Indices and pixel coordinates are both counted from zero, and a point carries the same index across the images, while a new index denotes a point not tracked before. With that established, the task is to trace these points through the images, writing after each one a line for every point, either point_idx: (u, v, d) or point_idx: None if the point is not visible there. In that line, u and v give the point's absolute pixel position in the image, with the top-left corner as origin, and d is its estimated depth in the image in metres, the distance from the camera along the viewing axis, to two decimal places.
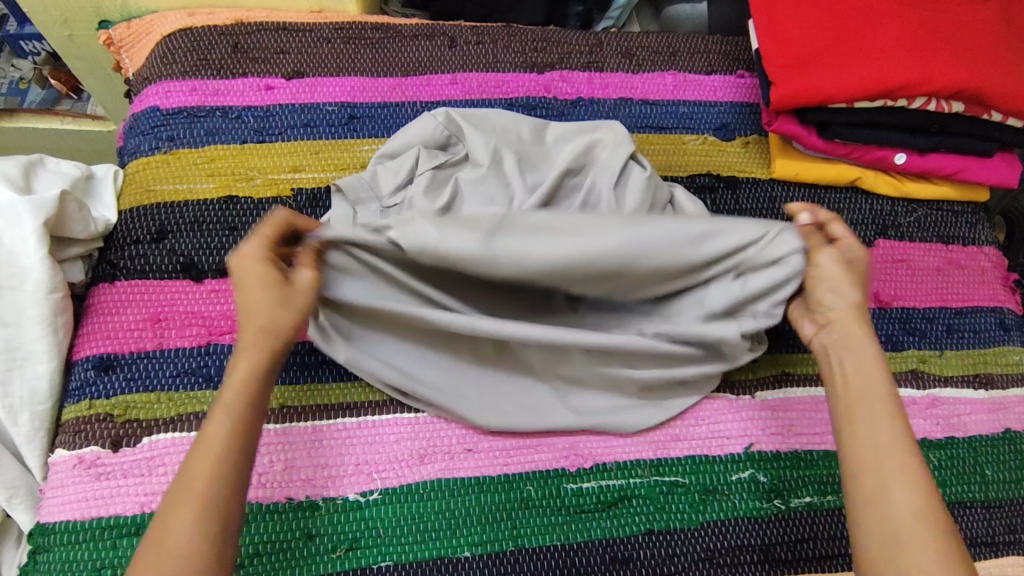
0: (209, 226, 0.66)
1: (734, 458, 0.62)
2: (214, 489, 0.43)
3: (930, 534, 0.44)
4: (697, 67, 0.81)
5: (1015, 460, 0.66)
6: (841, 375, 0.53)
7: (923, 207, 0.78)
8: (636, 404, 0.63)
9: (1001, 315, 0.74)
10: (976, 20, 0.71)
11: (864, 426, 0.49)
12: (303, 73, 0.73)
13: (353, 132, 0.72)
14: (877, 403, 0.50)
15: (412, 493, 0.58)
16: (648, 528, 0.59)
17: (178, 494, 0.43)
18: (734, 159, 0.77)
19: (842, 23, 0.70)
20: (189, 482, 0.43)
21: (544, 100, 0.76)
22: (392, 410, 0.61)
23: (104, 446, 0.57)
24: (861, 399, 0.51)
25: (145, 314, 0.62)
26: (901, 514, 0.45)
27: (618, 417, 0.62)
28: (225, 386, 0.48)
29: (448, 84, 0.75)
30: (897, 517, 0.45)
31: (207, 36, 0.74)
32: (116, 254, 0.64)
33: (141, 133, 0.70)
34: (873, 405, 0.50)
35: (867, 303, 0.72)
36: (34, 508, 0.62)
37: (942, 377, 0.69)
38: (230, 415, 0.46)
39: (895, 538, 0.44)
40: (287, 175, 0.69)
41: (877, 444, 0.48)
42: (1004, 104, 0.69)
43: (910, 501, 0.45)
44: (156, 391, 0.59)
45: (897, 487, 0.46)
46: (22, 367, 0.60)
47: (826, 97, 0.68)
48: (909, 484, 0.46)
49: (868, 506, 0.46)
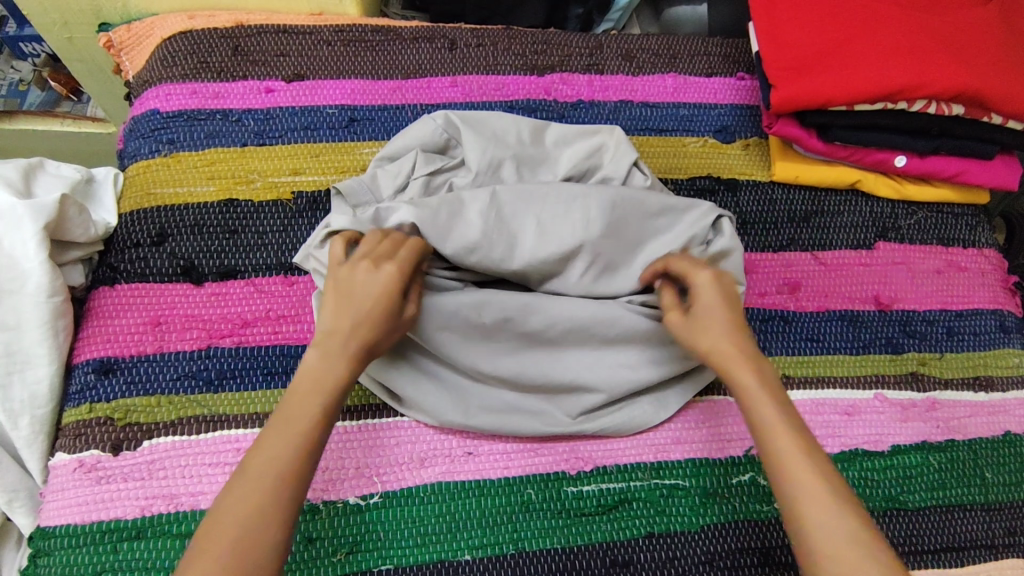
0: (209, 229, 0.66)
1: (735, 462, 0.62)
2: (294, 479, 0.46)
3: (867, 555, 0.42)
4: (697, 70, 0.81)
5: (1016, 463, 0.66)
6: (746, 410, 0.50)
7: (923, 210, 0.78)
8: (632, 401, 0.63)
9: (1001, 318, 0.74)
10: (977, 23, 0.71)
11: (782, 459, 0.47)
12: (303, 76, 0.73)
13: (353, 134, 0.72)
14: (783, 432, 0.48)
15: (412, 496, 0.58)
16: (649, 531, 0.59)
17: (250, 480, 0.45)
18: (734, 161, 0.77)
19: (842, 26, 0.70)
20: (266, 472, 0.45)
21: (544, 103, 0.76)
22: (392, 413, 0.61)
23: (105, 449, 0.57)
24: (768, 435, 0.48)
25: (146, 318, 0.62)
26: (835, 541, 0.43)
27: (615, 415, 0.62)
28: (314, 374, 0.50)
29: (448, 87, 0.75)
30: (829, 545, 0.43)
31: (207, 39, 0.74)
32: (116, 257, 0.64)
33: (141, 136, 0.70)
34: (779, 440, 0.48)
35: (867, 305, 0.72)
36: (35, 511, 0.62)
37: (941, 380, 0.69)
38: (319, 406, 0.48)
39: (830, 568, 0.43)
40: (287, 178, 0.69)
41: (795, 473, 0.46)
42: (1005, 107, 0.69)
43: (837, 530, 0.43)
44: (157, 395, 0.59)
45: (824, 515, 0.44)
46: (22, 370, 0.60)
47: (826, 99, 0.68)
48: (834, 508, 0.44)
49: (805, 544, 0.44)
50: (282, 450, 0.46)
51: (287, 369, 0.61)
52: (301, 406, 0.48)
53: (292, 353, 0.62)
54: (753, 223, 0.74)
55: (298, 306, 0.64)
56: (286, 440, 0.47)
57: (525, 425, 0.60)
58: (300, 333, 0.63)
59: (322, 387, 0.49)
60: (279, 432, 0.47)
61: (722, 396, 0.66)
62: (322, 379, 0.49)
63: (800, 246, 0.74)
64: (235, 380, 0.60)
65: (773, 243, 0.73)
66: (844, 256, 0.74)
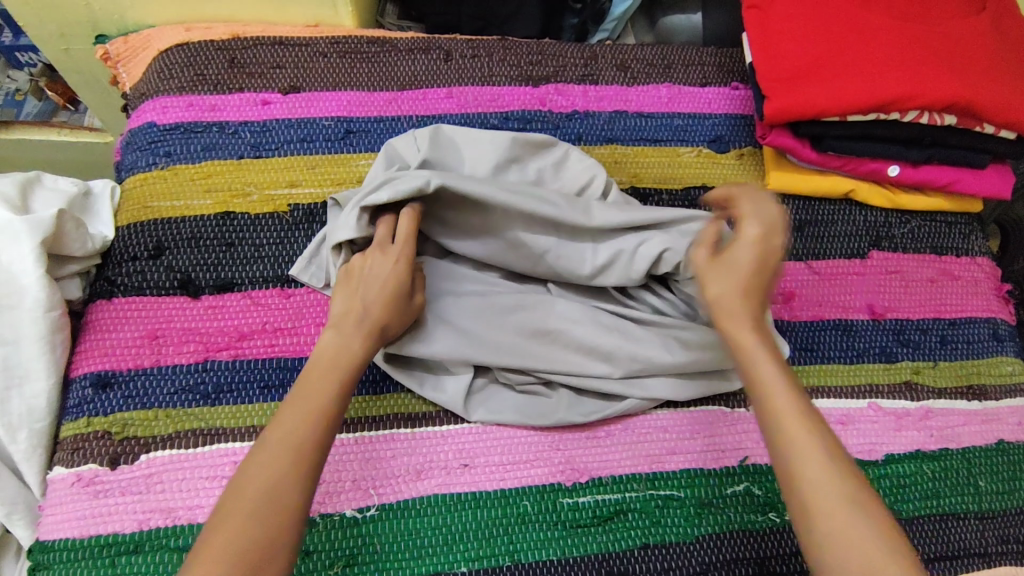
0: (205, 242, 0.66)
1: (729, 472, 0.63)
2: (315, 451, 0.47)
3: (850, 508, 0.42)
4: (692, 80, 0.81)
5: (1009, 471, 0.67)
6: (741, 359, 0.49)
7: (917, 219, 0.78)
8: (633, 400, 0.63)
9: (995, 326, 0.75)
10: (970, 34, 0.71)
11: (774, 410, 0.46)
12: (299, 87, 0.74)
13: (350, 146, 0.72)
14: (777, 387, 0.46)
15: (408, 509, 0.58)
16: (644, 542, 0.59)
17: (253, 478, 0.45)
18: (728, 172, 0.77)
19: (835, 37, 0.70)
20: (292, 440, 0.46)
21: (540, 113, 0.76)
22: (388, 426, 0.62)
23: (103, 463, 0.57)
24: (760, 385, 0.47)
25: (142, 331, 0.62)
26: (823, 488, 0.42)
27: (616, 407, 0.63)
28: (326, 351, 0.52)
29: (444, 98, 0.76)
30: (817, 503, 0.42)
31: (203, 52, 0.75)
32: (113, 271, 0.65)
33: (138, 149, 0.70)
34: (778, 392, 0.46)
35: (861, 315, 0.72)
36: (34, 524, 0.63)
37: (935, 389, 0.70)
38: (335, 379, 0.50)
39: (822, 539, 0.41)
40: (283, 191, 0.69)
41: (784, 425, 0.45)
42: (997, 118, 0.70)
43: (823, 483, 0.43)
44: (154, 408, 0.59)
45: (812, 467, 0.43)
46: (20, 385, 0.60)
47: (820, 110, 0.69)
48: (827, 462, 0.43)
49: (791, 489, 0.44)
50: (307, 421, 0.48)
51: (283, 383, 0.62)
52: (319, 379, 0.50)
53: (289, 366, 0.62)
54: None
55: (294, 318, 0.64)
56: (314, 407, 0.48)
57: (525, 418, 0.62)
58: (297, 346, 0.63)
59: (343, 356, 0.52)
60: (305, 399, 0.49)
61: (716, 407, 0.66)
62: (339, 357, 0.52)
63: (795, 256, 0.74)
64: (232, 393, 0.61)
65: None
66: (838, 266, 0.74)
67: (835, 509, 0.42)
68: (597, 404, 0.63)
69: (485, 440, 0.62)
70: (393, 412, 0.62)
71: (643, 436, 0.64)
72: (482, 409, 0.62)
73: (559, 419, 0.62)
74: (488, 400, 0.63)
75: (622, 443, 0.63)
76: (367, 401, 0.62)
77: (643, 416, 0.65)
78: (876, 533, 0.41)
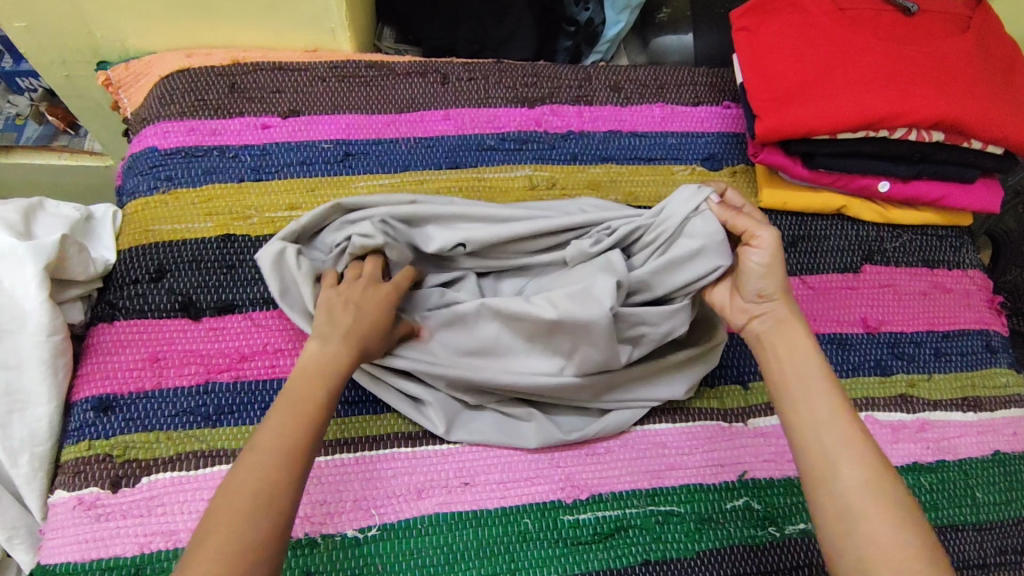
0: (206, 264, 0.67)
1: (728, 487, 0.63)
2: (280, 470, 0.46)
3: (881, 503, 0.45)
4: (685, 99, 0.83)
5: (1005, 481, 0.67)
6: (779, 369, 0.53)
7: (908, 232, 0.80)
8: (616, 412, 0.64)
9: (988, 338, 0.76)
10: (955, 53, 0.73)
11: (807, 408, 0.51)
12: (299, 111, 0.75)
13: (348, 168, 0.73)
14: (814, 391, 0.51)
15: (410, 528, 0.58)
16: (645, 558, 0.59)
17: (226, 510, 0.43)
18: (721, 189, 0.79)
19: (822, 58, 0.72)
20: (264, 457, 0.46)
21: (535, 134, 0.77)
22: (388, 445, 0.62)
23: (104, 487, 0.57)
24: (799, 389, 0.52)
25: (144, 354, 0.63)
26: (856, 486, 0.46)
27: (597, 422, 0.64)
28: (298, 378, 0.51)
29: (441, 120, 0.77)
30: (858, 507, 0.46)
31: (204, 77, 0.76)
32: (115, 294, 0.65)
33: (140, 173, 0.71)
34: (813, 395, 0.51)
35: (855, 328, 0.73)
36: (35, 548, 0.64)
37: (930, 401, 0.71)
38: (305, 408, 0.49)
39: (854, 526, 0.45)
40: (283, 214, 0.70)
41: (822, 431, 0.49)
42: (983, 134, 0.71)
43: (860, 484, 0.46)
44: (155, 431, 0.60)
45: (847, 466, 0.47)
46: (23, 409, 0.60)
47: (809, 129, 0.70)
48: (860, 464, 0.47)
49: (828, 489, 0.47)
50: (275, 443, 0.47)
51: None
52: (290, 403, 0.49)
53: None
54: None
55: (295, 339, 0.65)
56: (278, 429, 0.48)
57: (507, 437, 0.62)
58: None
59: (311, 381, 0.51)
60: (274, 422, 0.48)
61: (713, 421, 0.67)
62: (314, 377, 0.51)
63: (788, 270, 0.75)
64: (233, 415, 0.61)
65: None
66: (832, 279, 0.75)
67: (862, 501, 0.46)
68: (580, 421, 0.65)
69: (485, 458, 0.62)
70: (393, 431, 0.63)
71: (642, 452, 0.64)
72: (462, 428, 0.62)
73: (545, 437, 0.62)
74: (469, 421, 0.63)
75: (622, 459, 0.63)
76: (367, 420, 0.63)
77: (641, 432, 0.65)
78: (897, 527, 0.44)
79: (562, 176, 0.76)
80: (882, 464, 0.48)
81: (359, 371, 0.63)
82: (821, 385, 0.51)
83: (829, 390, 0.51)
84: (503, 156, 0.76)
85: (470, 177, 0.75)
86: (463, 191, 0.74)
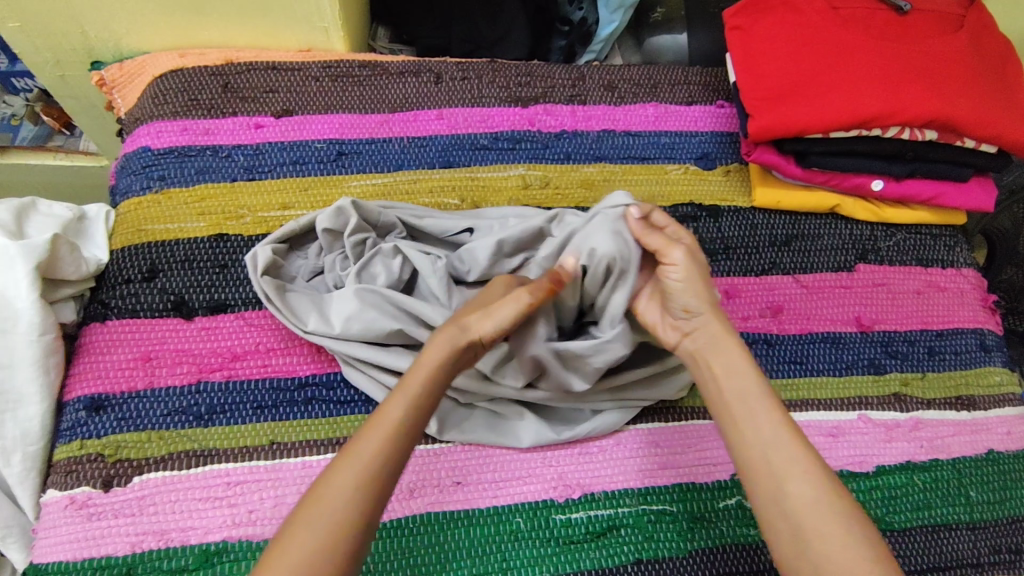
0: (199, 264, 0.67)
1: (721, 486, 0.63)
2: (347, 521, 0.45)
3: (835, 517, 0.46)
4: (678, 98, 0.83)
5: (999, 480, 0.67)
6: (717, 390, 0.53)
7: (903, 231, 0.80)
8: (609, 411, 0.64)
9: (982, 337, 0.76)
10: (948, 52, 0.73)
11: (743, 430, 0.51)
12: (292, 111, 0.75)
13: (342, 167, 0.73)
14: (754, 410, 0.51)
15: (402, 527, 0.58)
16: (637, 557, 0.59)
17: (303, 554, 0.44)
18: (715, 188, 0.78)
19: (814, 57, 0.72)
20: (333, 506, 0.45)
21: (529, 133, 0.78)
22: None
23: (95, 486, 0.57)
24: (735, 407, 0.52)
25: (136, 353, 0.63)
26: (807, 504, 0.46)
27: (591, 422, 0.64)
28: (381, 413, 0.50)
29: (435, 120, 0.77)
30: (808, 528, 0.46)
31: (198, 77, 0.76)
32: (107, 294, 0.65)
33: (133, 173, 0.71)
34: (755, 413, 0.51)
35: (849, 327, 0.73)
36: (27, 547, 0.64)
37: (924, 400, 0.70)
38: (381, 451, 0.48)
39: (810, 545, 0.45)
40: (276, 213, 0.70)
41: (769, 450, 0.49)
42: (976, 132, 0.71)
43: (812, 504, 0.46)
44: (147, 431, 0.60)
45: (796, 485, 0.47)
46: (14, 409, 0.60)
47: (801, 128, 0.70)
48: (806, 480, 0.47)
49: (781, 511, 0.47)
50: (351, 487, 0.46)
51: (276, 403, 0.62)
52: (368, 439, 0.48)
53: (281, 386, 0.63)
54: (735, 248, 0.75)
55: (287, 339, 0.65)
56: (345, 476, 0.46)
57: (499, 437, 0.62)
58: (290, 366, 0.64)
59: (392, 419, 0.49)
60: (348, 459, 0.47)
61: (706, 420, 0.67)
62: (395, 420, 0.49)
63: (782, 269, 0.75)
64: (225, 415, 0.61)
65: (755, 268, 0.74)
66: (825, 278, 0.75)
67: (815, 520, 0.46)
68: (572, 420, 0.65)
69: (477, 457, 0.62)
70: None
71: (635, 451, 0.64)
72: (454, 428, 0.62)
73: (537, 437, 0.62)
74: (461, 420, 0.63)
75: (614, 459, 0.63)
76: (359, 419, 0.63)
77: (634, 431, 0.65)
78: (852, 540, 0.45)
79: (555, 176, 0.76)
80: (827, 474, 0.48)
81: (352, 371, 0.63)
82: (758, 400, 0.52)
83: (765, 404, 0.51)
84: (496, 155, 0.76)
85: (463, 177, 0.75)
86: (456, 191, 0.74)
